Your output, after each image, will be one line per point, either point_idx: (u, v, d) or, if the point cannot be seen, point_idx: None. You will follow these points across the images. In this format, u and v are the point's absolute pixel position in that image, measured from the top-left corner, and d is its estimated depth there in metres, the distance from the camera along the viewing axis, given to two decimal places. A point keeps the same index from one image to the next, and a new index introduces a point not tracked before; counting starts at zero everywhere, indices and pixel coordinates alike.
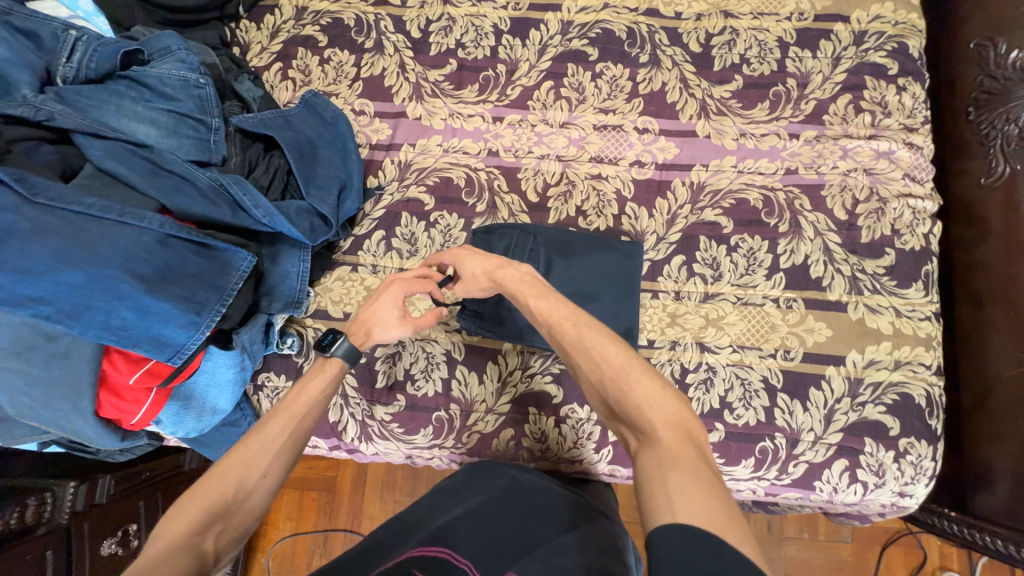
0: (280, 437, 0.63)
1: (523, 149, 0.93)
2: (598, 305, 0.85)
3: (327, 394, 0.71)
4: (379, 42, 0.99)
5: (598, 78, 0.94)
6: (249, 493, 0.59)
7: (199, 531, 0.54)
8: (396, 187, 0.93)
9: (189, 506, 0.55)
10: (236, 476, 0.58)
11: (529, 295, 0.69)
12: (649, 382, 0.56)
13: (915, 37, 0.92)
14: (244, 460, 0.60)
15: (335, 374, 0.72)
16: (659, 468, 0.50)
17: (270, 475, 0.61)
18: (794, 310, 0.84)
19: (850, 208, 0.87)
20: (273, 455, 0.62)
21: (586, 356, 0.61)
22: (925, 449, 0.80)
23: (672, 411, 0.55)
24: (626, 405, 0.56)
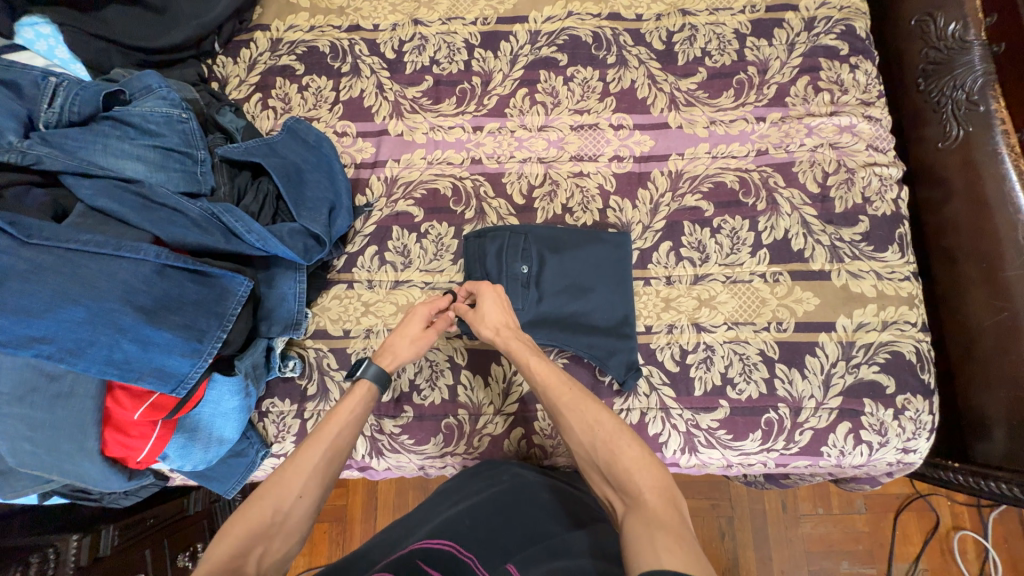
0: (316, 458, 0.65)
1: (506, 155, 0.96)
2: (593, 295, 0.88)
3: (359, 414, 0.71)
4: (355, 66, 1.02)
5: (570, 81, 0.98)
6: (288, 514, 0.60)
7: (242, 552, 0.55)
8: (385, 202, 0.95)
9: (233, 528, 0.57)
10: (276, 499, 0.60)
11: (528, 357, 0.71)
12: (638, 447, 0.59)
13: (861, 19, 0.98)
14: (284, 484, 0.61)
15: (365, 396, 0.73)
16: (646, 530, 0.51)
17: (308, 496, 0.62)
18: (781, 283, 0.87)
19: (822, 181, 0.91)
20: (312, 479, 0.63)
21: (581, 420, 0.63)
22: (922, 403, 0.83)
23: (658, 477, 0.57)
24: (616, 468, 0.58)
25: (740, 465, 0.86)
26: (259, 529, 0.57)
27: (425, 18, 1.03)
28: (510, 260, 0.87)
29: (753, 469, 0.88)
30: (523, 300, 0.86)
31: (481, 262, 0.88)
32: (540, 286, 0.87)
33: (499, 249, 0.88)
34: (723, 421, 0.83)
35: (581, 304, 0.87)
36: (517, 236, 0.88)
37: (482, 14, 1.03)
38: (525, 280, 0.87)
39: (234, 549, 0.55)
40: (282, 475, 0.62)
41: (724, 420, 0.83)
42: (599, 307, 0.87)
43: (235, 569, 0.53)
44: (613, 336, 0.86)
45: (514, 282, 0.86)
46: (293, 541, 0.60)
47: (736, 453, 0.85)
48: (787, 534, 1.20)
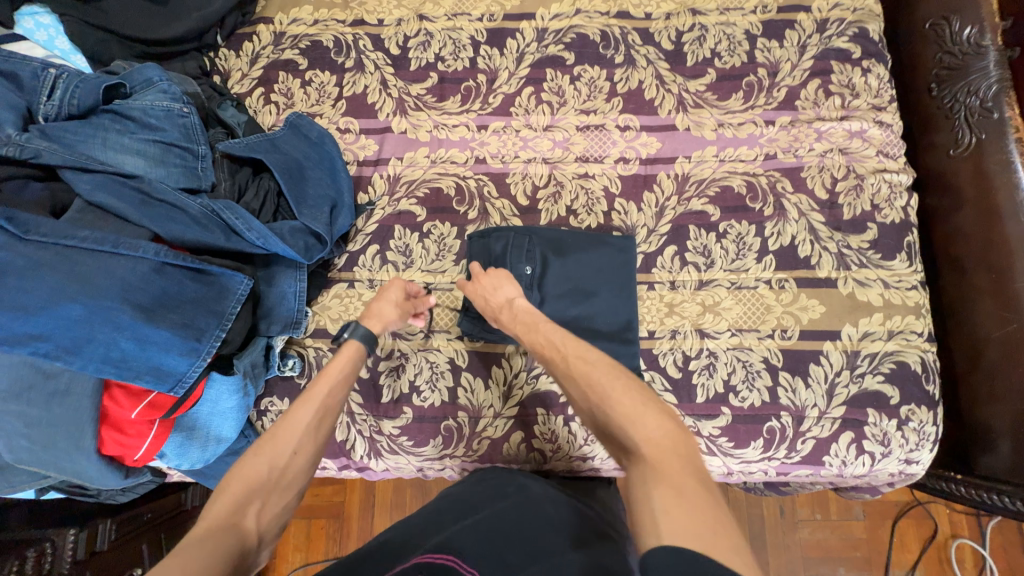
0: (306, 415, 0.65)
1: (510, 155, 0.95)
2: (596, 299, 0.87)
3: (348, 374, 0.72)
4: (359, 61, 1.00)
5: (577, 81, 0.97)
6: (283, 469, 0.60)
7: (238, 510, 0.54)
8: (387, 201, 0.94)
9: (229, 487, 0.56)
10: (271, 455, 0.60)
11: (524, 335, 0.73)
12: (628, 396, 0.57)
13: (874, 21, 0.96)
14: (277, 440, 0.61)
15: (352, 356, 0.73)
16: (643, 483, 0.49)
17: (302, 451, 0.62)
18: (786, 290, 0.86)
19: (830, 186, 0.90)
20: (305, 435, 0.63)
21: (577, 386, 0.63)
22: (926, 415, 0.82)
23: (654, 424, 0.54)
24: (612, 425, 0.57)
25: (740, 473, 0.85)
26: (256, 483, 0.57)
27: (430, 13, 1.02)
28: (514, 260, 0.86)
29: (754, 477, 0.88)
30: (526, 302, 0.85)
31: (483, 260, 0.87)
32: (543, 287, 0.86)
33: (503, 248, 0.87)
34: (724, 428, 0.83)
35: (584, 308, 0.86)
36: (521, 235, 0.87)
37: (489, 10, 1.01)
38: (528, 281, 0.85)
39: (230, 505, 0.54)
40: (275, 433, 0.62)
41: (725, 427, 0.83)
42: (602, 312, 0.86)
43: (233, 525, 0.53)
44: (615, 342, 0.85)
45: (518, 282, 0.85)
46: (290, 497, 0.60)
47: (736, 460, 0.84)
48: (785, 539, 1.20)
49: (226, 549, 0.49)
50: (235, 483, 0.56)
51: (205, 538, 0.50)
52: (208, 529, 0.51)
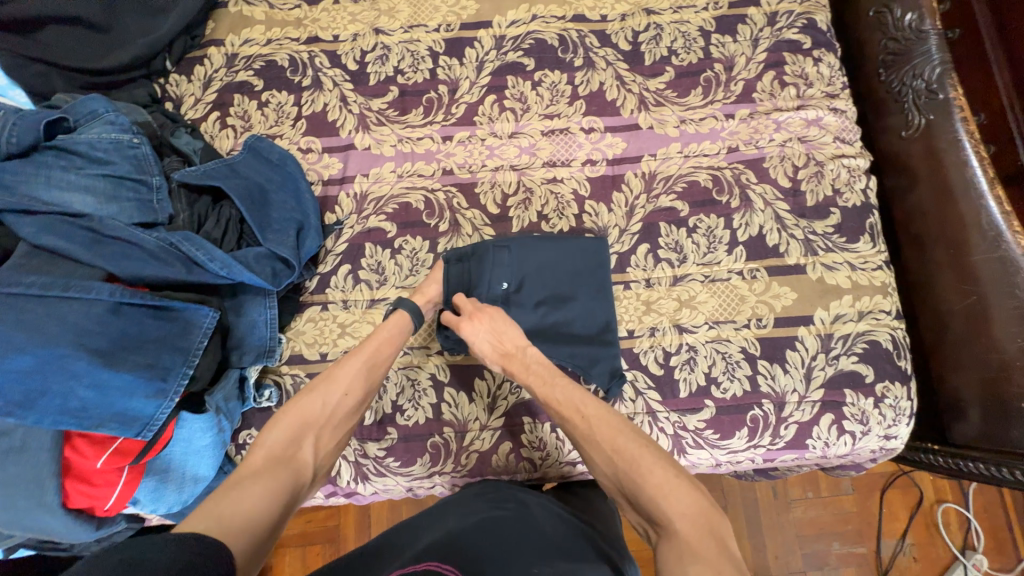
0: (355, 368, 0.74)
1: (477, 164, 0.94)
2: (574, 303, 0.87)
3: (396, 340, 0.79)
4: (316, 79, 0.98)
5: (538, 86, 0.97)
6: (332, 410, 0.71)
7: (295, 441, 0.67)
8: (356, 219, 0.92)
9: (286, 419, 0.68)
10: (321, 397, 0.71)
11: (536, 387, 0.75)
12: (661, 471, 0.61)
13: (821, 12, 0.99)
14: (328, 389, 0.71)
15: (399, 324, 0.80)
16: (677, 560, 0.53)
17: (351, 397, 0.72)
18: (758, 279, 0.88)
19: (792, 175, 0.92)
20: (353, 384, 0.73)
21: (602, 453, 0.67)
22: (901, 390, 0.84)
23: (686, 500, 0.59)
24: (643, 495, 0.61)
25: (728, 463, 0.86)
26: (310, 418, 0.69)
27: (386, 26, 1.00)
28: (490, 275, 0.86)
29: (742, 466, 0.89)
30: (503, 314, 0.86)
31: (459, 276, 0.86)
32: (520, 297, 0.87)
33: (479, 263, 0.86)
34: (709, 420, 0.83)
35: (562, 314, 0.86)
36: (497, 248, 0.86)
37: (445, 20, 1.00)
38: (504, 297, 0.86)
39: (290, 437, 0.67)
40: (327, 379, 0.72)
41: (710, 419, 0.84)
42: (581, 316, 0.86)
43: (290, 455, 0.65)
44: (596, 346, 0.85)
45: (493, 298, 0.86)
46: (340, 431, 0.72)
47: (723, 451, 0.85)
48: (780, 520, 1.22)
49: (285, 479, 0.62)
50: (293, 419, 0.68)
51: (269, 467, 0.62)
52: (270, 456, 0.64)
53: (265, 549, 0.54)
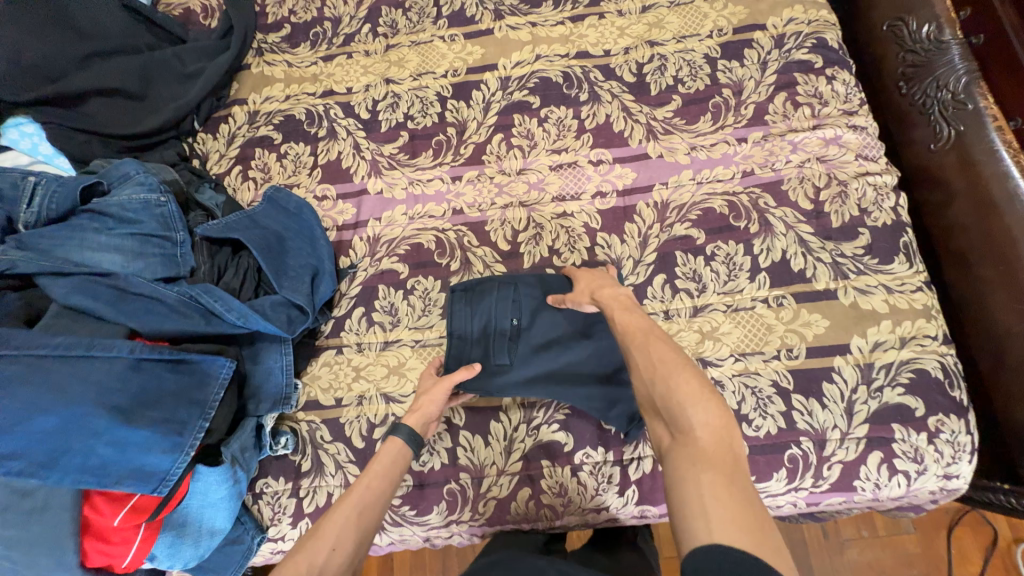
0: (346, 511, 0.64)
1: (486, 202, 0.95)
2: (587, 346, 0.83)
3: (394, 474, 0.72)
4: (331, 130, 1.03)
5: (544, 122, 0.98)
6: (322, 571, 0.58)
7: None
8: (369, 261, 0.93)
9: None
10: (310, 553, 0.59)
11: (616, 311, 0.71)
12: (695, 380, 0.56)
13: (831, 31, 0.97)
14: (316, 540, 0.60)
15: (396, 454, 0.74)
16: (690, 467, 0.50)
17: (342, 550, 0.61)
18: (785, 307, 0.83)
19: (814, 197, 0.88)
20: (345, 533, 0.62)
21: (645, 357, 0.61)
22: (957, 424, 0.76)
23: (714, 414, 0.53)
24: (670, 400, 0.56)
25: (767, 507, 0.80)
26: None
27: (396, 76, 1.04)
28: (499, 314, 0.85)
29: (782, 510, 0.82)
30: (510, 354, 0.83)
31: (468, 313, 0.85)
32: (530, 336, 0.84)
33: (487, 301, 0.86)
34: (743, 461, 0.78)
35: (575, 355, 0.83)
36: (505, 288, 0.86)
37: (452, 66, 1.04)
38: (512, 333, 0.84)
39: None
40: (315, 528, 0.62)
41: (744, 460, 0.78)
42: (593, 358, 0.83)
43: None
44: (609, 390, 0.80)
45: (501, 335, 0.84)
46: None
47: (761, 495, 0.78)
48: (835, 565, 1.10)
49: None
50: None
51: None
52: None
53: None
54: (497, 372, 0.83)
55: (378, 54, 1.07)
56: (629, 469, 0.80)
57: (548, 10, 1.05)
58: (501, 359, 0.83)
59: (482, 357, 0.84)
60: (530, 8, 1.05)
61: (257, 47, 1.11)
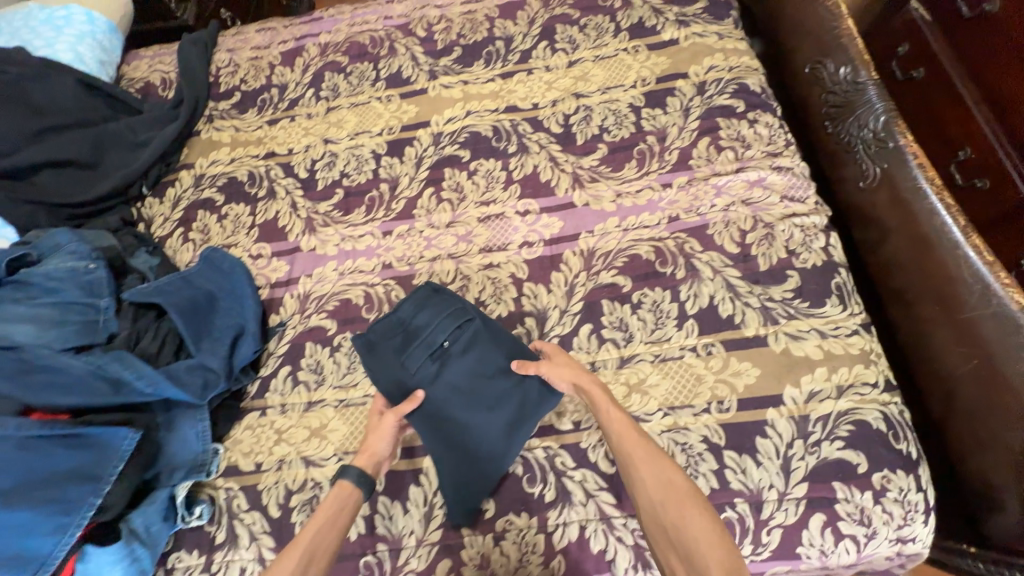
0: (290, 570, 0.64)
1: (415, 256, 0.95)
2: (486, 418, 0.77)
3: (342, 523, 0.70)
4: (271, 190, 1.05)
5: (474, 175, 0.99)
6: None
7: None
8: (298, 319, 0.93)
9: None
10: None
11: (607, 412, 0.70)
12: (706, 517, 0.60)
13: (752, 76, 0.99)
14: None
15: (344, 499, 0.71)
16: None
17: None
18: (715, 355, 0.79)
19: (740, 240, 0.86)
20: None
21: (652, 481, 0.64)
22: (905, 480, 0.71)
23: (725, 556, 0.57)
24: (683, 536, 0.60)
25: None
26: None
27: (334, 136, 1.08)
28: (445, 328, 0.80)
29: None
30: (419, 366, 0.79)
31: (420, 312, 0.82)
32: (455, 363, 0.79)
33: (440, 312, 0.81)
34: None
35: (470, 414, 0.78)
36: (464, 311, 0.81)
37: (388, 125, 1.07)
38: (433, 350, 0.79)
39: None
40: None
41: None
42: (484, 431, 0.77)
43: None
44: (471, 465, 0.76)
45: (422, 346, 0.79)
46: None
47: None
48: None
49: None
50: None
51: None
52: None
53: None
54: (398, 372, 0.79)
55: (319, 116, 1.11)
56: (554, 537, 0.74)
57: (480, 68, 1.09)
58: (414, 367, 0.79)
59: (399, 353, 0.80)
60: (463, 68, 1.10)
61: (209, 114, 1.17)
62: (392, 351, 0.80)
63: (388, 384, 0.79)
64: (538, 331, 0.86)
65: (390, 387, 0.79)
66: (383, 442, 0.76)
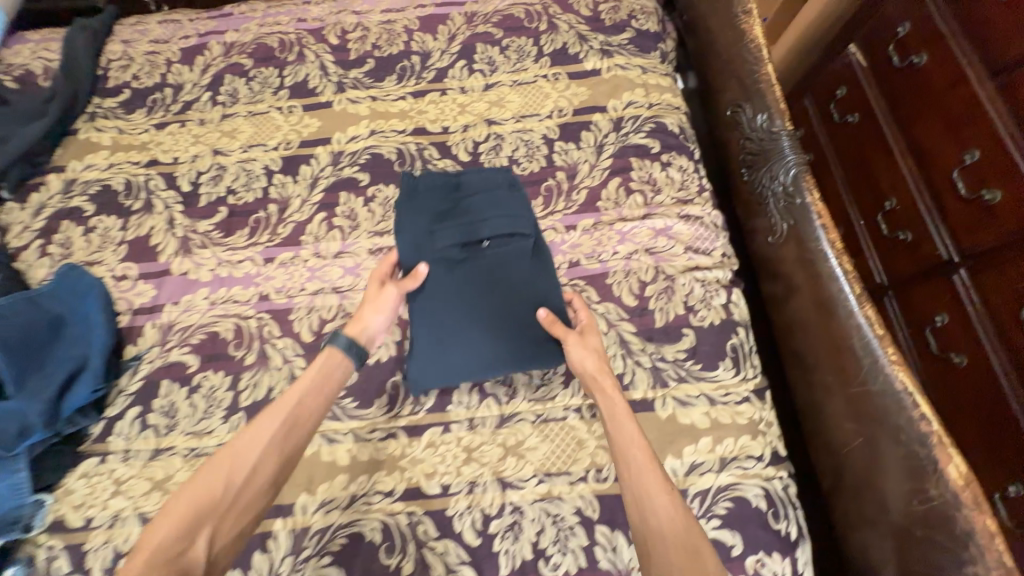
0: (271, 432, 0.64)
1: (296, 287, 0.86)
2: (484, 338, 0.75)
3: (327, 395, 0.68)
4: (148, 202, 0.95)
5: (370, 202, 0.92)
6: (237, 494, 0.61)
7: (182, 540, 0.56)
8: (157, 352, 0.83)
9: (177, 507, 0.58)
10: (224, 475, 0.60)
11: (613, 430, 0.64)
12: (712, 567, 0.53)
13: (671, 115, 0.94)
14: (237, 457, 0.62)
15: (327, 365, 0.69)
16: None
17: (260, 473, 0.62)
18: (598, 418, 0.74)
19: (639, 292, 0.81)
20: (265, 458, 0.63)
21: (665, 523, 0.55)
22: (780, 565, 0.67)
23: None
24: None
25: None
26: (204, 508, 0.58)
27: (225, 147, 0.99)
28: (494, 227, 0.78)
29: None
30: (452, 247, 0.77)
31: (478, 196, 0.81)
32: (483, 260, 0.77)
33: (492, 208, 0.79)
34: None
35: (470, 323, 0.76)
36: (518, 224, 0.78)
37: (285, 138, 0.98)
38: (470, 240, 0.77)
39: (173, 535, 0.56)
40: (235, 447, 0.62)
41: None
42: (469, 338, 0.75)
43: (177, 557, 0.55)
44: (445, 374, 0.75)
45: (461, 231, 0.77)
46: (244, 520, 0.61)
47: None
48: None
49: None
50: (183, 509, 0.57)
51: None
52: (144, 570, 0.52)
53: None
54: (428, 243, 0.77)
55: (213, 123, 1.02)
56: None
57: (391, 84, 1.01)
58: (441, 243, 0.77)
59: (434, 220, 0.78)
60: (373, 82, 1.02)
61: (91, 111, 1.05)
62: (427, 212, 0.79)
63: (407, 237, 0.77)
64: None
65: (408, 244, 0.77)
66: (378, 317, 0.73)
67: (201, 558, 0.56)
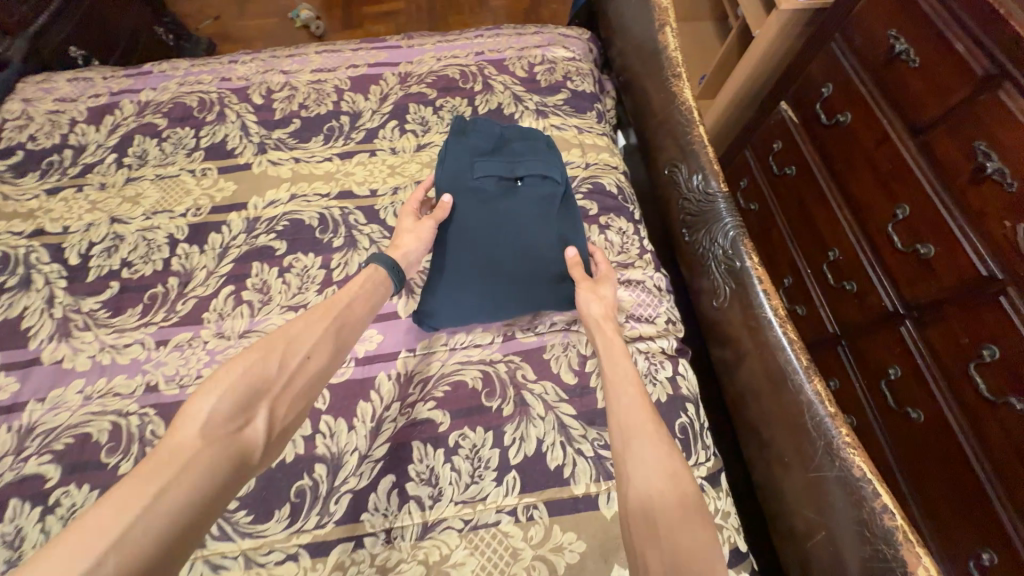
0: (327, 326, 0.63)
1: (190, 374, 0.75)
2: (504, 272, 0.76)
3: (374, 305, 0.70)
4: (25, 278, 0.83)
5: (286, 273, 0.83)
6: (294, 376, 0.58)
7: (237, 416, 0.52)
8: (8, 463, 0.68)
9: (229, 379, 0.53)
10: (282, 356, 0.58)
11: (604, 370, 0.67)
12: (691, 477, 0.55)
13: (608, 175, 0.92)
14: (295, 341, 0.60)
15: (372, 280, 0.71)
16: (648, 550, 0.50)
17: (315, 361, 0.60)
18: (536, 522, 0.64)
19: (578, 367, 0.75)
20: (322, 343, 0.62)
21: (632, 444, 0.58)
22: None
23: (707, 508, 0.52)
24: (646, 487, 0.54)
25: None
26: (262, 385, 0.55)
27: (126, 214, 0.89)
28: (530, 169, 0.80)
29: None
30: (485, 182, 0.79)
31: (518, 143, 0.84)
32: (512, 198, 0.79)
33: (533, 153, 0.82)
34: None
35: (491, 257, 0.77)
36: (553, 169, 0.81)
37: (196, 203, 0.90)
38: (506, 177, 0.80)
39: (229, 409, 0.52)
40: (292, 332, 0.60)
41: None
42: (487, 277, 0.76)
43: (234, 436, 0.51)
44: (455, 306, 0.76)
45: (497, 168, 0.80)
46: (296, 406, 0.58)
47: None
48: None
49: (227, 463, 0.49)
50: (243, 379, 0.54)
51: (208, 452, 0.48)
52: (200, 442, 0.48)
53: (195, 542, 0.46)
54: (464, 175, 0.79)
55: (114, 187, 0.92)
56: None
57: (317, 145, 0.96)
58: (480, 174, 0.79)
59: (476, 153, 0.81)
60: (298, 143, 0.96)
61: None
62: (469, 147, 0.81)
63: (448, 164, 0.80)
64: (327, 484, 0.67)
65: (448, 171, 0.79)
66: (417, 244, 0.76)
67: (259, 435, 0.53)
